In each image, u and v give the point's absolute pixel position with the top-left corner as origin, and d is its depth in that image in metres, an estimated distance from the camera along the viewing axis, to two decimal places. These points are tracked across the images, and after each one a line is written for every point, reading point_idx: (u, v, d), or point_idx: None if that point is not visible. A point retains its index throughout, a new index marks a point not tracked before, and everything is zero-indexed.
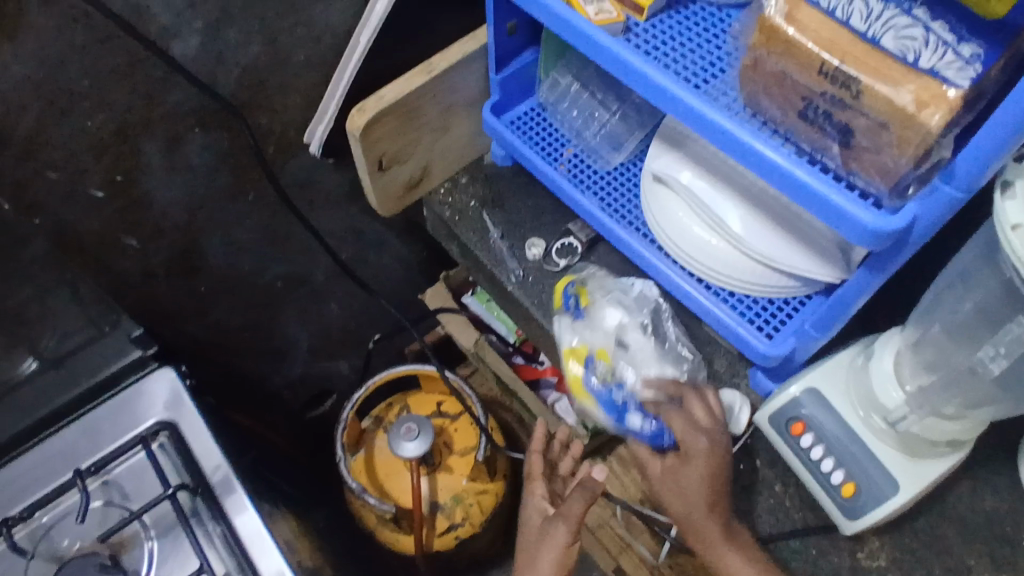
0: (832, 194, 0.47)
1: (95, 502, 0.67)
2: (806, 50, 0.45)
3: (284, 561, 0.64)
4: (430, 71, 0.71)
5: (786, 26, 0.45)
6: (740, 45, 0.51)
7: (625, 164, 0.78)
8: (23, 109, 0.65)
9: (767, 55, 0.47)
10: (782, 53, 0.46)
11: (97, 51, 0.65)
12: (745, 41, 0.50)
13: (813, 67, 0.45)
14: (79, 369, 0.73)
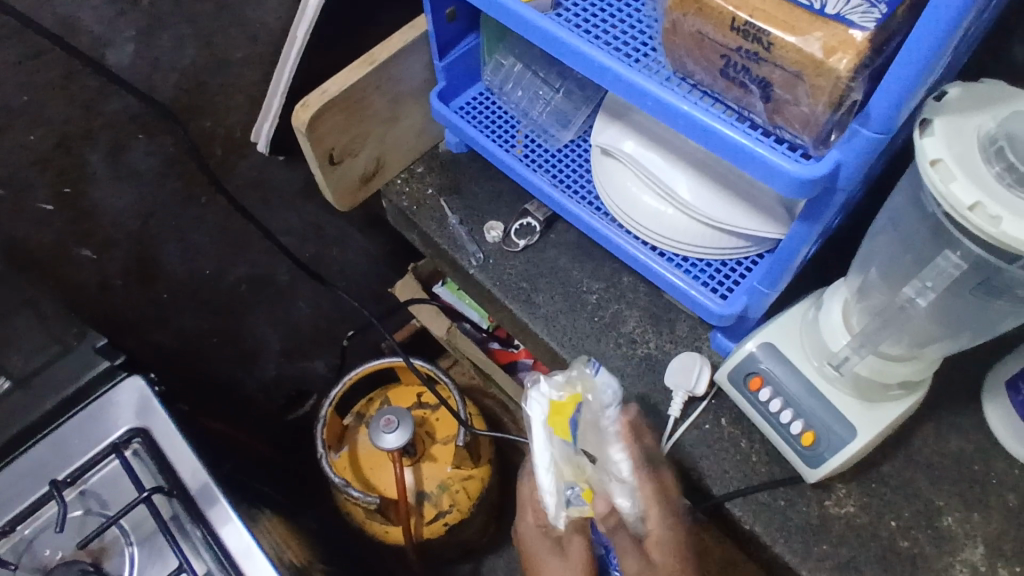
0: (758, 148, 0.49)
1: (74, 512, 0.69)
2: (717, 8, 0.46)
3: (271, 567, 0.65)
4: (372, 61, 0.71)
5: None
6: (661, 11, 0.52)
7: (574, 141, 0.80)
8: None
9: (682, 17, 0.48)
10: (698, 14, 0.47)
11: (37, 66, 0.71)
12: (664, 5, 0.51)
13: (725, 24, 0.46)
14: (47, 384, 0.72)
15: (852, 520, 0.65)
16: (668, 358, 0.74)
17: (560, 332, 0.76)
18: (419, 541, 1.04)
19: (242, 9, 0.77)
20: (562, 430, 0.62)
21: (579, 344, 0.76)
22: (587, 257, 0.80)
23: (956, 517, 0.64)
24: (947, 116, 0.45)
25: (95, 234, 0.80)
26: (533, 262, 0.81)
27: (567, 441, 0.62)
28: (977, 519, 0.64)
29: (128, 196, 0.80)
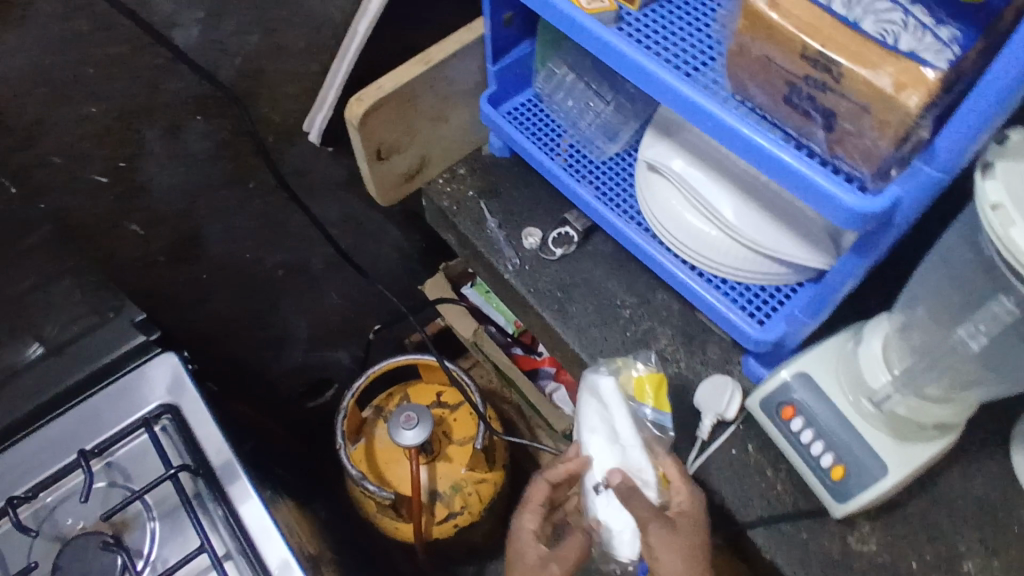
0: (817, 177, 0.48)
1: (99, 483, 0.69)
2: (787, 34, 0.45)
3: (285, 545, 0.65)
4: (427, 61, 0.72)
5: (768, 12, 0.45)
6: (727, 33, 0.52)
7: (619, 154, 0.79)
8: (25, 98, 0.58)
9: (751, 41, 0.48)
10: (765, 39, 0.46)
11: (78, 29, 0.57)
12: (731, 27, 0.51)
13: (794, 52, 0.45)
14: (80, 355, 0.74)
15: (872, 558, 0.64)
16: (698, 379, 0.74)
17: (591, 344, 0.76)
18: (428, 540, 1.04)
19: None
20: (659, 398, 0.69)
21: (610, 359, 0.75)
22: (622, 271, 0.80)
23: (979, 565, 0.63)
24: (1011, 160, 0.45)
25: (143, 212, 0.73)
26: (568, 271, 0.81)
27: (665, 411, 0.68)
28: (1000, 568, 0.63)
29: (179, 175, 0.73)
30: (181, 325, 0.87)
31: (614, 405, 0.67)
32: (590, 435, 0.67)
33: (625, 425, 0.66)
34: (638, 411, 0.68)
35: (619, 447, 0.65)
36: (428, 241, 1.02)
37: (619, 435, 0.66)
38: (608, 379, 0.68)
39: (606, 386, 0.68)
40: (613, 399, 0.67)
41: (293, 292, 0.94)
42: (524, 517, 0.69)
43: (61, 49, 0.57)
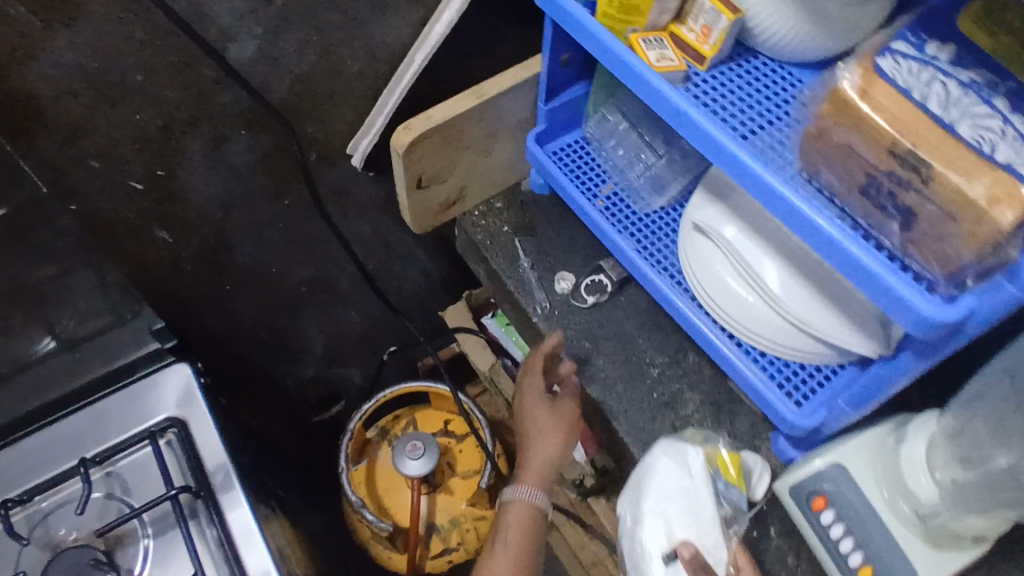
0: (890, 278, 0.44)
1: (97, 493, 0.67)
2: (878, 128, 0.44)
3: (270, 560, 0.63)
4: (480, 95, 0.70)
5: (860, 102, 0.45)
6: (807, 111, 0.50)
7: (665, 208, 0.76)
8: None
9: (833, 126, 0.46)
10: (852, 128, 0.45)
11: None
12: (813, 107, 0.49)
13: (882, 145, 0.44)
14: (88, 358, 0.74)
15: None
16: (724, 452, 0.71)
17: (615, 401, 0.74)
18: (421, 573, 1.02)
19: None
20: (740, 477, 0.63)
21: (634, 419, 0.73)
22: (656, 328, 0.78)
23: None
24: None
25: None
26: (599, 322, 0.78)
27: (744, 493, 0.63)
28: None
29: (221, 194, 0.92)
30: (198, 332, 0.84)
31: (699, 477, 0.62)
32: (660, 501, 0.62)
33: (706, 500, 0.61)
34: (723, 491, 0.63)
35: (696, 520, 0.61)
36: (455, 268, 0.99)
37: (698, 508, 0.61)
38: (695, 450, 0.63)
39: (694, 457, 0.63)
40: (698, 470, 0.62)
41: None
42: (536, 381, 0.80)
43: None
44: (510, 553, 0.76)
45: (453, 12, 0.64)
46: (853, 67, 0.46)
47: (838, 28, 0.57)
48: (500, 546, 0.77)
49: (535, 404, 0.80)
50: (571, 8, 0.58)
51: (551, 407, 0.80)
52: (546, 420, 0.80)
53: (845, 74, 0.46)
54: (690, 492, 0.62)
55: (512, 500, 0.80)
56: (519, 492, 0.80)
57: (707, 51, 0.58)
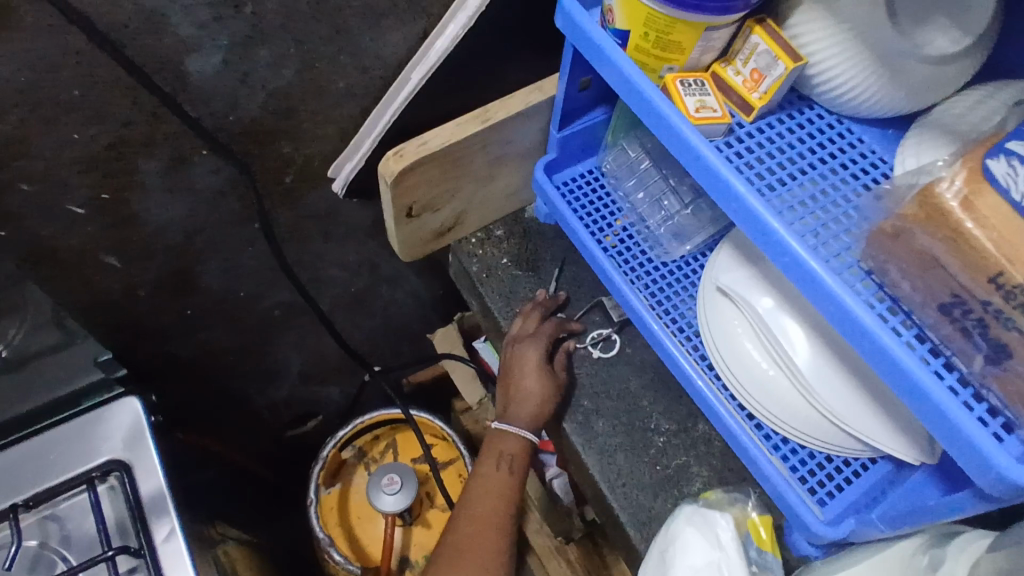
0: (966, 422, 0.37)
1: (29, 542, 0.60)
2: (980, 250, 0.36)
3: None
4: (485, 120, 0.61)
5: (961, 215, 0.36)
6: (888, 204, 0.42)
7: (686, 258, 0.67)
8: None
9: (919, 231, 0.39)
10: (941, 239, 0.37)
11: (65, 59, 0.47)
12: (897, 203, 0.42)
13: (983, 272, 0.36)
14: (33, 379, 0.65)
15: None
16: None
17: (613, 471, 0.66)
18: None
19: (359, 36, 0.55)
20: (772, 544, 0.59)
21: (632, 494, 0.65)
22: (664, 389, 0.70)
23: None
24: None
25: (132, 244, 0.64)
26: (601, 376, 0.70)
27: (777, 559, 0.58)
28: None
29: (180, 210, 0.63)
30: (161, 351, 0.77)
31: (731, 550, 0.55)
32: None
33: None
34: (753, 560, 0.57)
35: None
36: (446, 289, 0.92)
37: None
38: (726, 519, 0.56)
39: (723, 526, 0.56)
40: (730, 544, 0.55)
41: (291, 330, 0.86)
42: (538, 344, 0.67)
43: (53, 65, 0.47)
44: (482, 519, 0.69)
45: (460, 27, 0.53)
46: (958, 167, 0.38)
47: (914, 86, 0.47)
48: (472, 518, 0.69)
49: (532, 372, 0.67)
50: (599, 35, 0.49)
51: (547, 378, 0.67)
52: (531, 402, 0.67)
53: (947, 176, 0.38)
54: (721, 568, 0.54)
55: (487, 460, 0.70)
56: (494, 452, 0.70)
57: (756, 100, 0.50)
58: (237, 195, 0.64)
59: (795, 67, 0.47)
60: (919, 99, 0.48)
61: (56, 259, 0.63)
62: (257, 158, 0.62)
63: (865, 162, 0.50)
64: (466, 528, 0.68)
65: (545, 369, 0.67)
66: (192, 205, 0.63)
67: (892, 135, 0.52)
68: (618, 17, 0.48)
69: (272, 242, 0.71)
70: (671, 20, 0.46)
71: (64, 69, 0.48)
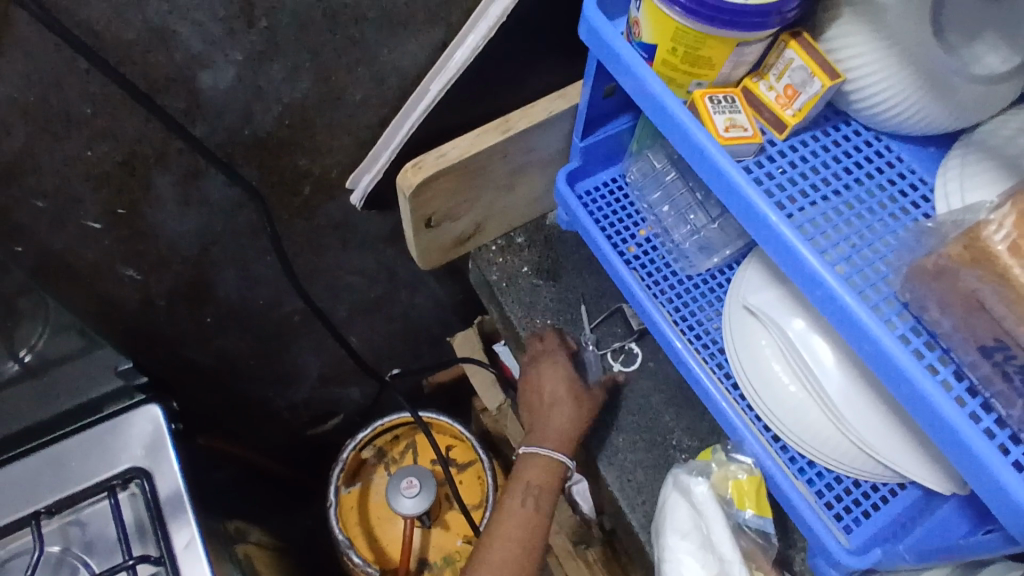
0: (1005, 475, 0.35)
1: (52, 547, 0.60)
2: None
3: None
4: (505, 130, 0.59)
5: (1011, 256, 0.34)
6: (936, 238, 0.40)
7: (712, 271, 0.66)
8: (9, 132, 0.49)
9: (965, 269, 0.36)
10: (989, 281, 0.35)
11: (73, 77, 0.47)
12: (944, 237, 0.40)
13: None
14: (56, 385, 0.66)
15: None
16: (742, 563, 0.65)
17: (632, 488, 0.65)
18: None
19: (375, 46, 0.55)
20: (762, 503, 0.59)
21: (652, 512, 0.64)
22: (686, 404, 0.68)
23: None
24: None
25: (147, 257, 0.65)
26: (623, 391, 0.69)
27: (767, 517, 0.59)
28: None
29: (196, 222, 0.64)
30: (180, 356, 0.78)
31: (710, 513, 0.57)
32: (678, 539, 0.57)
33: (723, 536, 0.57)
34: (738, 518, 0.59)
35: (715, 557, 0.56)
36: (465, 293, 0.92)
37: (713, 545, 0.57)
38: (701, 484, 0.58)
39: (699, 491, 0.58)
40: (708, 506, 0.58)
41: (307, 336, 0.85)
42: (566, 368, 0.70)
43: (62, 83, 0.48)
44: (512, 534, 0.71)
45: (481, 37, 0.53)
46: (1010, 207, 0.35)
47: (959, 106, 0.45)
48: (503, 530, 0.72)
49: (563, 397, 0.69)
50: (625, 48, 0.47)
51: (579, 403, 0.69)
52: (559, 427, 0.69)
53: (995, 218, 0.35)
54: (702, 530, 0.57)
55: (512, 497, 0.72)
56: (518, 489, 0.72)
57: (789, 118, 0.48)
58: (253, 207, 0.64)
59: (831, 85, 0.45)
60: (964, 119, 0.46)
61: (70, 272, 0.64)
62: (273, 170, 0.62)
63: (904, 183, 0.48)
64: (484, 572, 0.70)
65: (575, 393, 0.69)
66: (207, 217, 0.63)
67: (934, 154, 0.50)
68: (646, 30, 0.46)
69: (288, 251, 0.71)
70: (700, 35, 0.44)
71: (72, 86, 0.48)
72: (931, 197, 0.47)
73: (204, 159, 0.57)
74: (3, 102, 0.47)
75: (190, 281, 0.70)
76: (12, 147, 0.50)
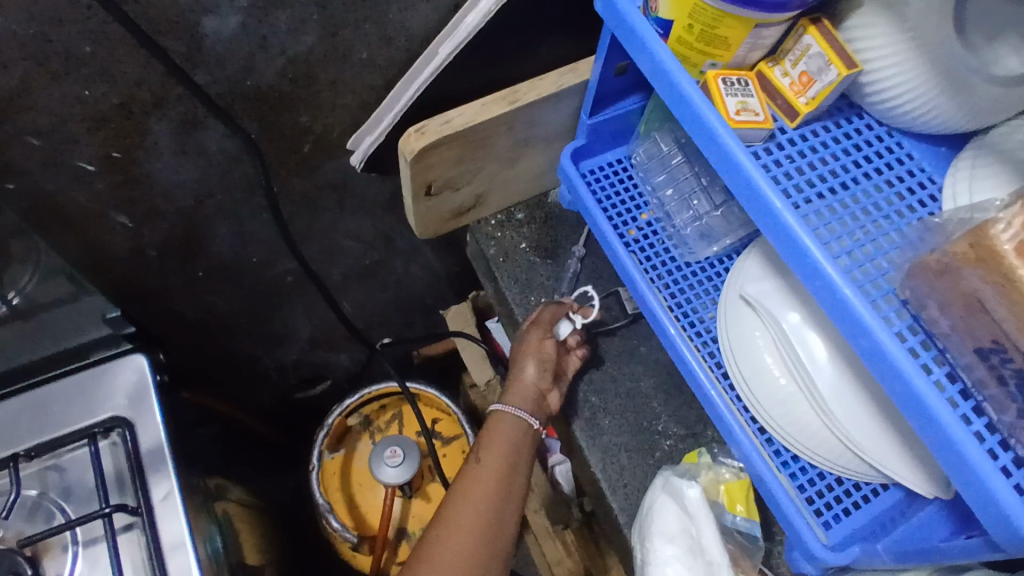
0: (991, 479, 0.35)
1: (29, 490, 0.60)
2: None
3: None
4: (511, 101, 0.58)
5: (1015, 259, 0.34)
6: (940, 237, 0.39)
7: (712, 259, 0.65)
8: (4, 65, 0.48)
9: (967, 268, 0.36)
10: (991, 283, 0.35)
11: (72, 12, 0.46)
12: (948, 236, 0.39)
13: None
14: (41, 329, 0.65)
15: None
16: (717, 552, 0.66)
17: (616, 472, 0.65)
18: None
19: (386, 4, 0.54)
20: (752, 508, 0.61)
21: (633, 497, 0.64)
22: (675, 391, 0.68)
23: None
24: None
25: (139, 205, 0.64)
26: (613, 373, 0.69)
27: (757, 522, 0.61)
28: None
29: (192, 173, 0.63)
30: (167, 309, 0.78)
31: (700, 516, 0.58)
32: (665, 543, 0.57)
33: (712, 539, 0.58)
34: (726, 521, 0.60)
35: (703, 561, 0.57)
36: (461, 266, 0.91)
37: (702, 549, 0.57)
38: (693, 488, 0.59)
39: (691, 495, 0.59)
40: (698, 510, 0.58)
41: (299, 298, 0.85)
42: (542, 324, 0.66)
43: (60, 19, 0.46)
44: (480, 510, 0.59)
45: (493, 3, 0.52)
46: (1017, 208, 0.35)
47: (977, 105, 0.44)
48: (467, 505, 0.59)
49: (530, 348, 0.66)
50: (640, 22, 0.45)
51: (546, 349, 0.65)
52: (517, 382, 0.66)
53: (1004, 217, 0.35)
54: (691, 533, 0.58)
55: (490, 450, 0.63)
56: (493, 443, 0.63)
57: (803, 105, 0.46)
58: (250, 162, 0.63)
59: (848, 75, 0.44)
60: (979, 118, 0.45)
61: (61, 216, 0.63)
62: (273, 125, 0.61)
63: (912, 180, 0.47)
64: (452, 519, 0.58)
65: (546, 342, 0.66)
66: (203, 169, 0.62)
67: (945, 154, 0.49)
68: (664, 5, 0.44)
69: (283, 210, 0.71)
70: (719, 13, 0.43)
71: (71, 22, 0.47)
72: (938, 197, 0.46)
73: (203, 107, 0.56)
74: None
75: (183, 234, 0.69)
76: (6, 82, 0.49)
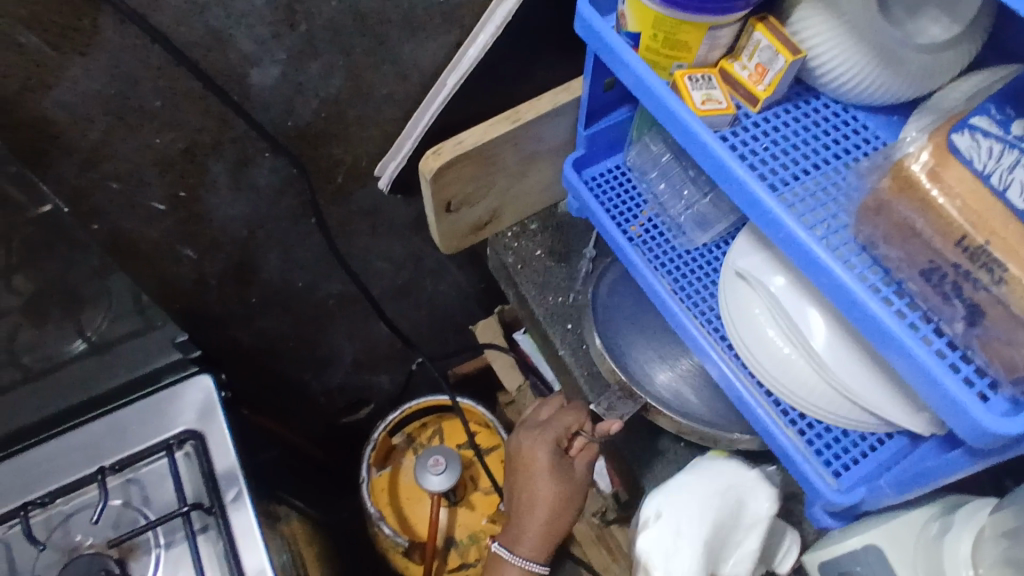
0: (946, 380, 0.40)
1: (115, 500, 0.68)
2: (947, 216, 0.41)
3: None
4: (515, 119, 0.66)
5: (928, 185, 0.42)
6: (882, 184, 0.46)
7: (708, 245, 0.71)
8: (91, 120, 0.59)
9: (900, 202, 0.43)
10: (916, 209, 0.42)
11: (146, 73, 0.58)
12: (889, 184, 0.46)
13: (950, 237, 0.41)
14: (117, 360, 0.74)
15: None
16: None
17: None
18: None
19: (399, 45, 0.64)
20: None
21: None
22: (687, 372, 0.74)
23: None
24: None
25: (201, 238, 0.74)
26: None
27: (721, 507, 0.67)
28: None
29: (243, 206, 0.73)
30: (224, 337, 0.87)
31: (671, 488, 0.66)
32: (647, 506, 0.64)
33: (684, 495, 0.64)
34: None
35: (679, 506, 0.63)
36: (486, 282, 0.99)
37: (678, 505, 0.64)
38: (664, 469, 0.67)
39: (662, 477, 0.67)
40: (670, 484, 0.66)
41: (341, 319, 0.94)
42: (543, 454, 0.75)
43: (136, 79, 0.58)
44: None
45: (492, 36, 0.61)
46: (926, 144, 0.42)
47: (912, 75, 0.51)
48: None
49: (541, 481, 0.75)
50: (614, 39, 0.54)
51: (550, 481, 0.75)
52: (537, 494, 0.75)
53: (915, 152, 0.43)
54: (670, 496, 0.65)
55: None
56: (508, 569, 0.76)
57: (761, 92, 0.54)
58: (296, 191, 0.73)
59: (794, 60, 0.51)
60: (917, 87, 0.52)
61: (136, 252, 0.73)
62: (311, 158, 0.71)
63: (868, 147, 0.54)
64: None
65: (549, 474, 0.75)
66: (254, 201, 0.73)
67: (898, 121, 0.55)
68: (630, 20, 0.52)
69: (322, 236, 0.80)
70: (677, 22, 0.50)
71: (144, 83, 0.58)
72: None
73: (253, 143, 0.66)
74: (89, 95, 0.57)
75: (238, 263, 0.79)
76: (93, 135, 0.60)
